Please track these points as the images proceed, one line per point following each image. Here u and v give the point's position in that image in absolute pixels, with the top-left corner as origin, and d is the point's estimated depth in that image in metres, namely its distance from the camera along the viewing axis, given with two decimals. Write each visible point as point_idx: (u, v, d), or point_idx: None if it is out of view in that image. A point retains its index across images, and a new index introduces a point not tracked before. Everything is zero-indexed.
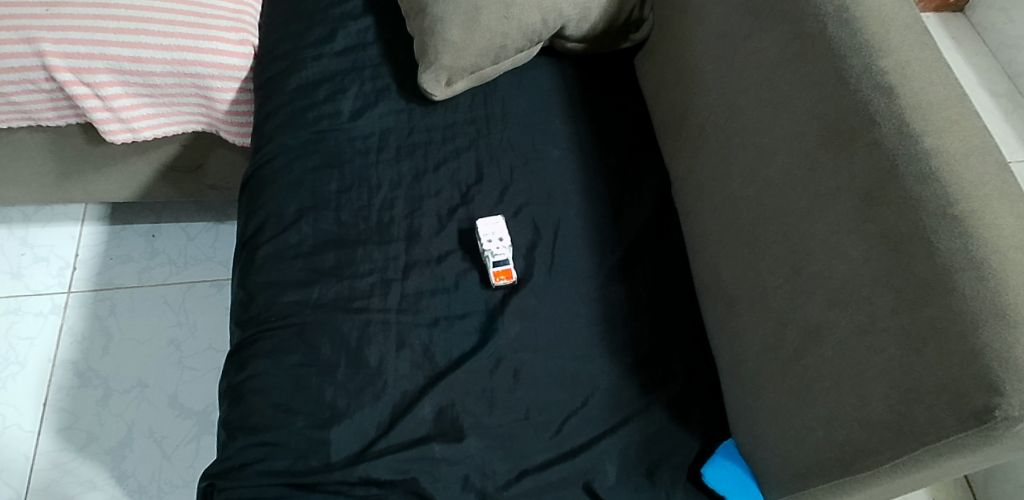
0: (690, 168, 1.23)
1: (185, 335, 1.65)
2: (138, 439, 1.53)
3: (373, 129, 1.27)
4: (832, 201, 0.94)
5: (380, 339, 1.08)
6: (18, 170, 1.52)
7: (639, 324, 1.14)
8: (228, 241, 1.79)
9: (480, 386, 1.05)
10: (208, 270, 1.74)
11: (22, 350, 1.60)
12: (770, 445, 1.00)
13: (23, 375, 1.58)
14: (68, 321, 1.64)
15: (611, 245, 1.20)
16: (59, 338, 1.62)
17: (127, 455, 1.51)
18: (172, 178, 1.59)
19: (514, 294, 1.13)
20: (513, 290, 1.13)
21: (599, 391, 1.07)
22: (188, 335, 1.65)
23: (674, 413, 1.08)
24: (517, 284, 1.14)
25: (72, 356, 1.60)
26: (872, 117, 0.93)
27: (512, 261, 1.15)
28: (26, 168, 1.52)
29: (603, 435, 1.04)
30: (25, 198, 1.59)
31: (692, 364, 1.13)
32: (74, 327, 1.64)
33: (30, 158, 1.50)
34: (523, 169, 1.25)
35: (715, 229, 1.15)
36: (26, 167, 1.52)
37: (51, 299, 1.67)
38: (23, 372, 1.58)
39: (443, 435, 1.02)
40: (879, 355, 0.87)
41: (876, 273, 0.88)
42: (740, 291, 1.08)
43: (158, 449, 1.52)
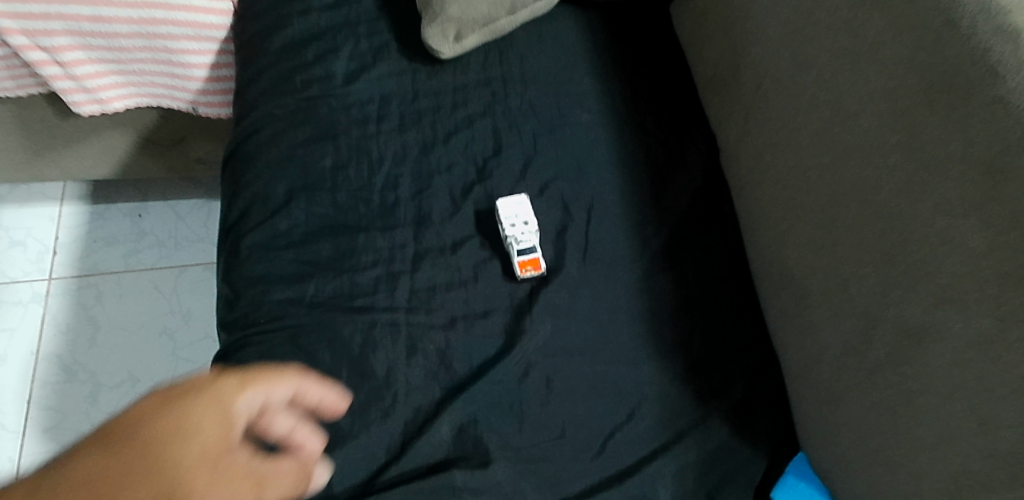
0: (744, 132, 1.04)
1: (180, 324, 1.50)
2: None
3: (371, 94, 1.09)
4: (942, 173, 0.77)
5: (387, 344, 0.92)
6: None
7: (691, 320, 0.98)
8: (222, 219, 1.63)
9: (508, 398, 0.90)
10: (201, 251, 1.58)
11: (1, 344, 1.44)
12: (856, 462, 0.85)
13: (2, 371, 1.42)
14: (50, 310, 1.48)
15: (655, 226, 1.03)
16: (40, 329, 1.46)
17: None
18: (153, 153, 1.42)
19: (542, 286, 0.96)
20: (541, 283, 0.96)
21: (648, 402, 0.91)
22: (183, 323, 1.50)
23: (736, 425, 0.93)
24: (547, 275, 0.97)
25: (56, 349, 1.45)
26: (995, 70, 0.75)
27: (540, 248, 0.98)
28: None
29: (655, 454, 0.89)
30: None
31: (753, 365, 0.97)
32: (57, 316, 1.48)
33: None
34: (547, 138, 1.07)
35: (780, 206, 0.97)
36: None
37: (30, 287, 1.50)
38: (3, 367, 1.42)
39: (466, 459, 0.86)
40: (1009, 367, 0.71)
41: (1006, 266, 0.72)
42: (813, 280, 0.91)
43: None
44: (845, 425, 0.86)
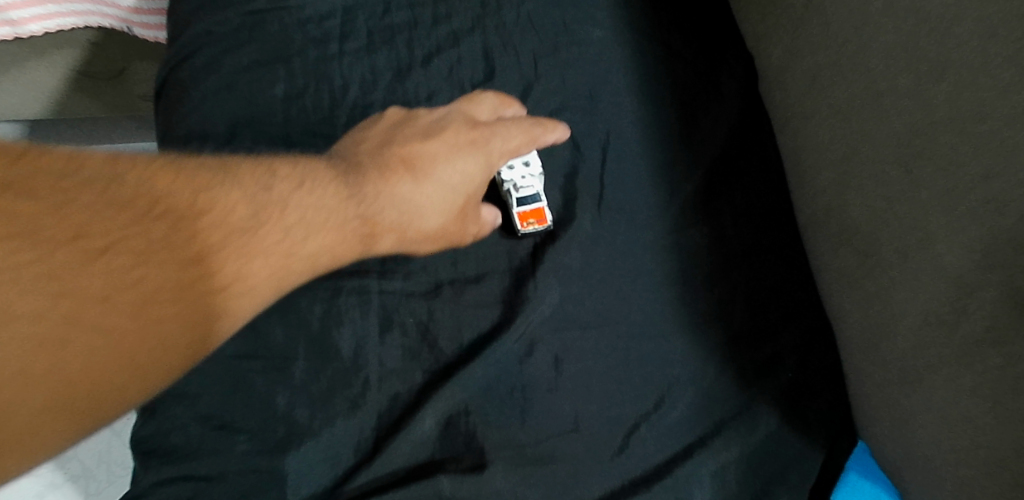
0: (793, 51, 0.85)
1: None
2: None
3: (334, 8, 0.89)
4: None
5: (355, 316, 0.74)
6: None
7: (729, 283, 0.79)
8: None
9: (506, 384, 0.72)
10: None
11: None
12: (941, 461, 0.68)
13: None
14: None
15: (684, 168, 0.84)
16: None
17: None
18: (87, 89, 1.21)
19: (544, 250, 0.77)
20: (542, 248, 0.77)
21: (679, 384, 0.74)
22: None
23: (785, 410, 0.75)
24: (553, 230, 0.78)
25: None
26: None
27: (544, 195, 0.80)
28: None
29: (690, 451, 0.72)
30: None
31: (805, 336, 0.79)
32: None
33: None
34: (551, 59, 0.87)
35: (840, 142, 0.78)
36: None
37: None
38: None
39: (456, 460, 0.69)
40: None
41: None
42: (885, 233, 0.73)
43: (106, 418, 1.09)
44: (926, 415, 0.69)
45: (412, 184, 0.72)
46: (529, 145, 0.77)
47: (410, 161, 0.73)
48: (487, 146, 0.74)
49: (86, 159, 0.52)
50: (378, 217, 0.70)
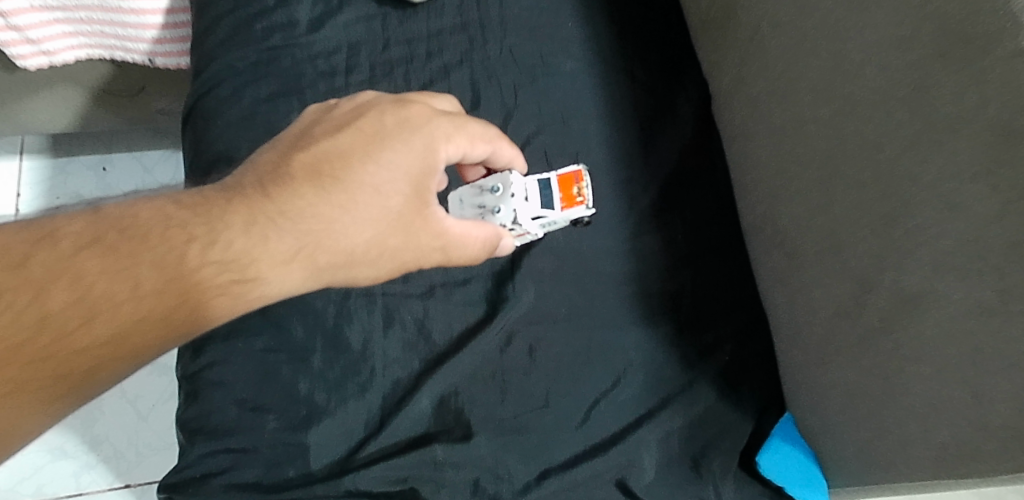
0: (738, 78, 0.96)
1: None
2: (114, 396, 1.32)
3: (339, 44, 1.01)
4: (948, 134, 0.69)
5: (364, 315, 0.88)
6: None
7: (678, 282, 0.94)
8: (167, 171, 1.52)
9: (488, 369, 0.86)
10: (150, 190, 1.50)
11: None
12: (847, 426, 0.83)
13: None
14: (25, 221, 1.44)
15: (642, 182, 0.98)
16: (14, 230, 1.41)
17: (97, 417, 1.29)
18: (110, 105, 1.29)
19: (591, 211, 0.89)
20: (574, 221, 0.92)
21: (634, 367, 0.88)
22: None
23: (723, 388, 0.90)
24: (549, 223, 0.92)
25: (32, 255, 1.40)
26: (1018, 17, 0.64)
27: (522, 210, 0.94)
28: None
29: (640, 421, 0.86)
30: None
31: (743, 325, 0.94)
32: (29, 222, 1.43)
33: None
34: (529, 88, 1.01)
35: (773, 160, 0.91)
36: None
37: None
38: None
39: (447, 432, 0.84)
40: (1010, 343, 0.65)
41: (1008, 236, 0.65)
42: (806, 239, 0.86)
43: (132, 411, 1.31)
44: (835, 389, 0.84)
45: (317, 205, 0.68)
46: (462, 150, 0.74)
47: (332, 178, 0.69)
48: (410, 140, 0.71)
49: None
50: (319, 255, 0.68)
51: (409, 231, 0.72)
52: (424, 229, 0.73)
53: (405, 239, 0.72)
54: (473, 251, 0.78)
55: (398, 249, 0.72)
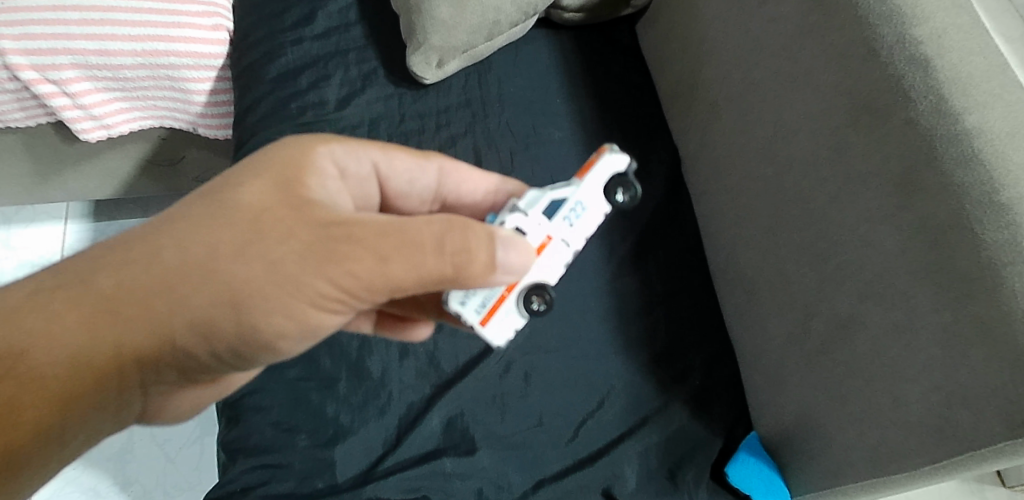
0: (701, 144, 1.13)
1: None
2: (142, 438, 1.37)
3: (362, 118, 1.18)
4: (864, 185, 0.86)
5: (383, 348, 1.02)
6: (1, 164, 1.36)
7: (654, 318, 1.08)
8: None
9: (490, 392, 1.00)
10: None
11: None
12: (800, 438, 0.96)
13: None
14: None
15: (622, 232, 1.13)
16: None
17: (129, 460, 1.35)
18: (154, 173, 1.44)
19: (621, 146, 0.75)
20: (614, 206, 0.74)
21: (616, 390, 1.02)
22: None
23: (694, 409, 1.03)
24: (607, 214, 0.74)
25: None
26: (907, 94, 0.82)
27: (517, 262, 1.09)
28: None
29: (622, 437, 1.00)
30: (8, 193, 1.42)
31: (711, 354, 1.08)
32: None
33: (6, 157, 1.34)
34: (524, 154, 1.17)
35: (731, 212, 1.06)
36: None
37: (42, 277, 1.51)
38: None
39: (454, 448, 0.97)
40: (919, 354, 0.80)
41: (913, 266, 0.80)
42: (761, 277, 1.01)
43: (162, 453, 1.36)
44: (789, 406, 0.97)
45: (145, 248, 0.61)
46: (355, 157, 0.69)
47: (191, 211, 0.62)
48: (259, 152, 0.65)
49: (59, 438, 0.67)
50: (202, 278, 0.61)
51: (276, 233, 0.61)
52: (296, 227, 0.62)
53: (275, 239, 0.61)
54: (413, 243, 0.61)
55: (258, 255, 0.61)
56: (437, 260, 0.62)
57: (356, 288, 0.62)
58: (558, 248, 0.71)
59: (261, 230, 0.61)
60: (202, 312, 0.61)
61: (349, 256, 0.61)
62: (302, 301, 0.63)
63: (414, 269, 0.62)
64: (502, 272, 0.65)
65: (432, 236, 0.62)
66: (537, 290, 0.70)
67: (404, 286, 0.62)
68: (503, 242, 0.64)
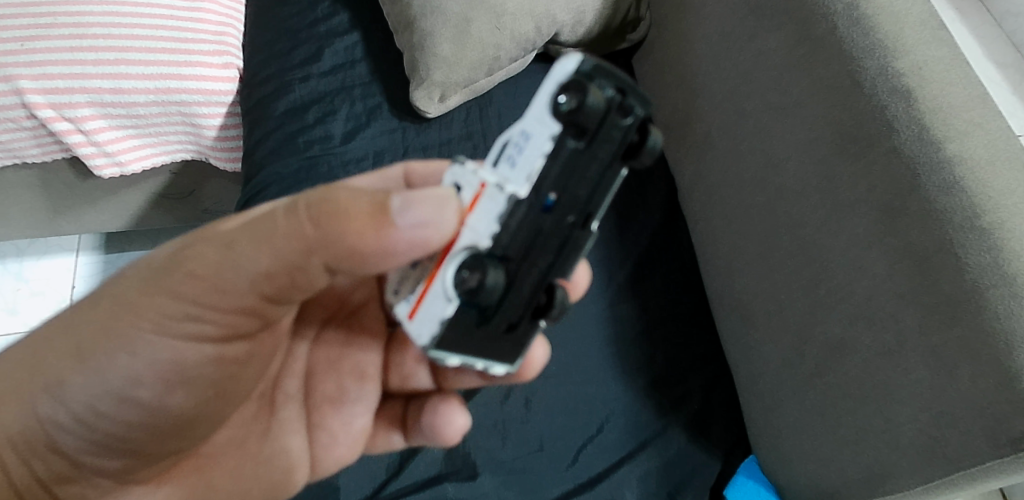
0: (696, 173, 1.16)
1: None
2: None
3: (367, 151, 1.22)
4: (851, 211, 0.88)
5: None
6: (18, 199, 1.40)
7: (653, 343, 1.10)
8: None
9: (491, 418, 1.02)
10: None
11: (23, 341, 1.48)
12: (797, 461, 0.97)
13: None
14: None
15: (620, 259, 1.16)
16: None
17: None
18: (164, 206, 1.48)
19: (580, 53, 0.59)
20: (580, 119, 0.57)
21: (615, 415, 1.04)
22: None
23: (692, 433, 1.05)
24: (577, 198, 0.60)
25: None
26: (890, 123, 0.85)
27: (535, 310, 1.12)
28: (12, 200, 1.39)
29: (621, 461, 1.01)
30: (23, 227, 1.46)
31: (709, 379, 1.10)
32: None
33: (22, 193, 1.38)
34: None
35: (725, 239, 1.09)
36: (10, 200, 1.39)
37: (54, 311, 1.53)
38: None
39: (456, 473, 0.98)
40: (908, 375, 0.82)
41: (900, 290, 0.83)
42: (756, 302, 1.03)
43: None
44: (786, 429, 0.98)
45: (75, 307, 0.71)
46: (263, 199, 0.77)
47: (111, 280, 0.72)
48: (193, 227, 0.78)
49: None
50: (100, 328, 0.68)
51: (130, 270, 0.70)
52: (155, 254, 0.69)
53: (127, 273, 0.69)
54: (266, 223, 0.63)
55: (101, 296, 0.68)
56: (292, 219, 0.62)
57: (206, 291, 0.65)
58: (492, 195, 0.59)
59: (100, 287, 0.70)
60: (54, 377, 0.68)
61: (202, 261, 0.65)
62: (160, 320, 0.67)
63: (262, 243, 0.63)
64: (403, 221, 0.60)
65: (274, 213, 0.63)
66: (469, 259, 0.59)
67: (259, 269, 0.64)
68: (405, 200, 0.60)
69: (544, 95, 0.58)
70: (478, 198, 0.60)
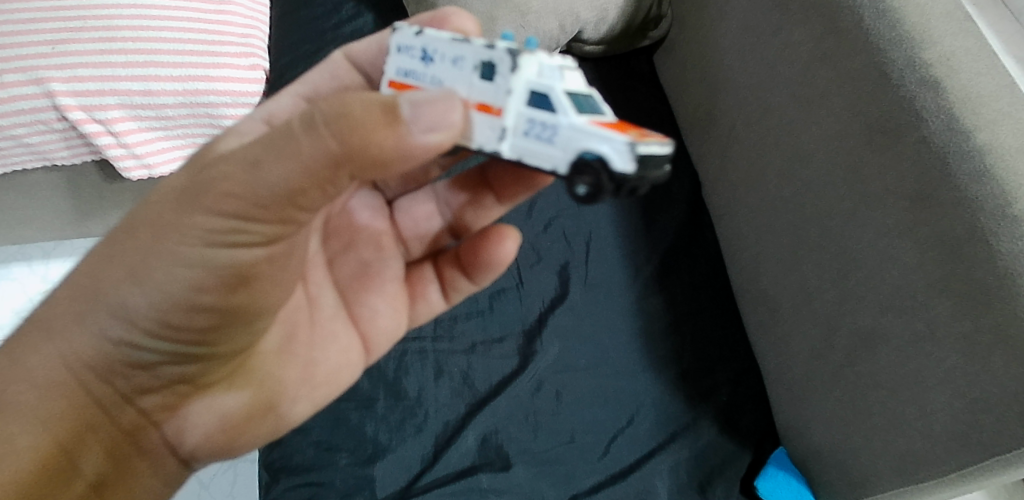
0: (720, 168, 1.17)
1: None
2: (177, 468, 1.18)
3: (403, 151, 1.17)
4: (880, 202, 0.90)
5: (418, 368, 1.05)
6: (35, 209, 1.35)
7: (680, 337, 1.11)
8: None
9: (522, 411, 1.03)
10: None
11: None
12: (827, 451, 0.98)
13: None
14: None
15: (646, 254, 1.17)
16: None
17: None
18: None
19: (660, 155, 0.58)
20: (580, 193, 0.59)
21: (645, 408, 1.05)
22: None
23: (721, 424, 1.06)
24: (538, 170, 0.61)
25: None
26: (919, 114, 0.86)
27: (546, 257, 1.15)
28: (25, 209, 1.35)
29: (652, 453, 1.02)
30: (42, 235, 1.42)
31: (737, 372, 1.11)
32: None
33: (36, 200, 1.34)
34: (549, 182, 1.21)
35: (752, 232, 1.10)
36: (19, 207, 1.34)
37: None
38: None
39: (490, 464, 0.99)
40: (940, 363, 0.83)
41: (930, 279, 0.84)
42: (784, 295, 1.04)
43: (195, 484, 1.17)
44: (816, 420, 0.99)
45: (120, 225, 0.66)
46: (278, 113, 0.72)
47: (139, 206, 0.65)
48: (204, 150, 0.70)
49: (194, 440, 0.71)
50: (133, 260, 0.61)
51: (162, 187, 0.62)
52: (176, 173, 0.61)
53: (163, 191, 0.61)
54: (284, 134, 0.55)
55: (133, 223, 0.62)
56: (313, 135, 0.54)
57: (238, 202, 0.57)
58: (490, 124, 0.59)
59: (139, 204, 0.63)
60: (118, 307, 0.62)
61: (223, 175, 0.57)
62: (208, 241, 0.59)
63: (292, 157, 0.55)
64: (419, 130, 0.55)
65: (299, 122, 0.55)
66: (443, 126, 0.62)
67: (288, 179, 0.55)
68: (411, 101, 0.55)
69: (586, 148, 0.57)
70: (487, 110, 0.59)
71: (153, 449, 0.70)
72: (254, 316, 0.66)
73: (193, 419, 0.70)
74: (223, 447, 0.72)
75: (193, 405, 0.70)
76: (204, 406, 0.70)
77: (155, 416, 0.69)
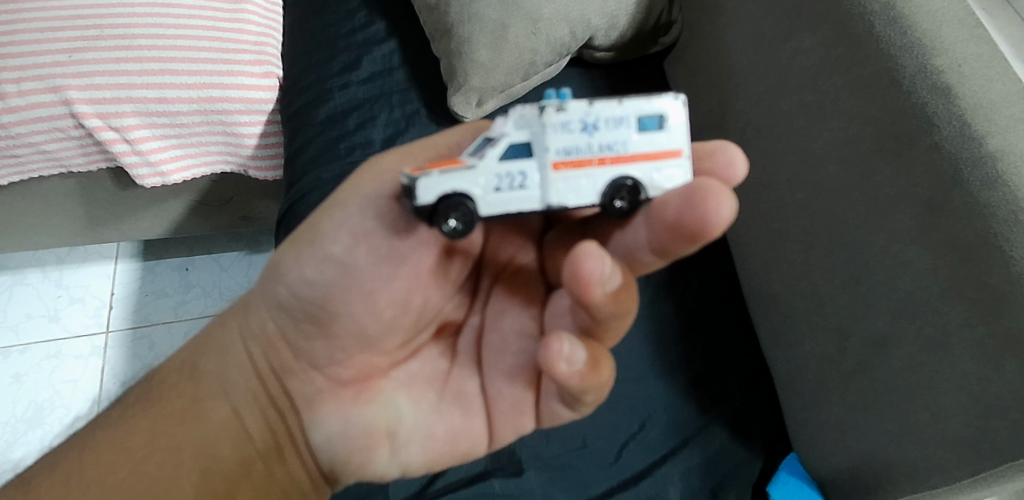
0: None
1: None
2: None
3: None
4: (891, 208, 0.90)
5: None
6: (48, 215, 1.36)
7: (691, 342, 1.11)
8: (238, 272, 1.57)
9: None
10: (218, 301, 1.53)
11: (65, 359, 1.44)
12: (838, 458, 0.98)
13: (72, 388, 1.41)
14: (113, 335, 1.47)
15: None
16: (106, 339, 1.47)
17: None
18: (204, 212, 1.43)
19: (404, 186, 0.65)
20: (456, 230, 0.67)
21: (655, 413, 1.05)
22: None
23: (733, 430, 1.06)
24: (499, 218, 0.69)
25: (122, 364, 1.44)
26: (931, 120, 0.87)
27: None
28: (38, 214, 1.35)
29: (664, 459, 1.03)
30: (52, 243, 1.42)
31: (748, 378, 1.11)
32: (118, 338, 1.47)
33: (49, 205, 1.34)
34: None
35: (763, 238, 1.10)
36: (31, 212, 1.34)
37: (90, 340, 1.46)
38: (69, 386, 1.41)
39: (502, 469, 1.00)
40: (953, 369, 0.83)
41: (942, 285, 0.84)
42: (796, 300, 1.04)
43: None
44: (828, 425, 0.99)
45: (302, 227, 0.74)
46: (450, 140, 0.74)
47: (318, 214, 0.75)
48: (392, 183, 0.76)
49: (329, 445, 0.76)
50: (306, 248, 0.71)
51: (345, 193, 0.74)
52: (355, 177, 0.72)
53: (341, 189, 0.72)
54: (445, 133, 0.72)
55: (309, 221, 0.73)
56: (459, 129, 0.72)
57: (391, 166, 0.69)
58: None
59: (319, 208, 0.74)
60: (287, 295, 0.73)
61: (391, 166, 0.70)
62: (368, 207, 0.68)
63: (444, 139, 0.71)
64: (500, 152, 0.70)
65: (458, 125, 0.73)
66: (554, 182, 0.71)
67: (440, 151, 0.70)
68: None
69: None
70: None
71: (295, 443, 0.78)
72: (387, 304, 0.71)
73: (325, 416, 0.75)
74: (343, 459, 0.76)
75: (330, 408, 0.75)
76: (337, 412, 0.75)
77: (298, 403, 0.77)
